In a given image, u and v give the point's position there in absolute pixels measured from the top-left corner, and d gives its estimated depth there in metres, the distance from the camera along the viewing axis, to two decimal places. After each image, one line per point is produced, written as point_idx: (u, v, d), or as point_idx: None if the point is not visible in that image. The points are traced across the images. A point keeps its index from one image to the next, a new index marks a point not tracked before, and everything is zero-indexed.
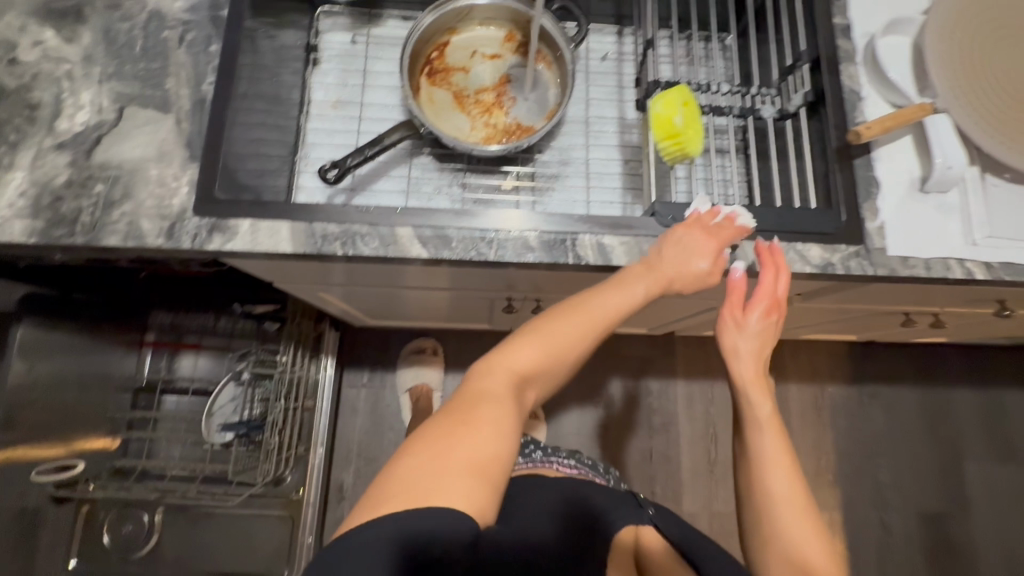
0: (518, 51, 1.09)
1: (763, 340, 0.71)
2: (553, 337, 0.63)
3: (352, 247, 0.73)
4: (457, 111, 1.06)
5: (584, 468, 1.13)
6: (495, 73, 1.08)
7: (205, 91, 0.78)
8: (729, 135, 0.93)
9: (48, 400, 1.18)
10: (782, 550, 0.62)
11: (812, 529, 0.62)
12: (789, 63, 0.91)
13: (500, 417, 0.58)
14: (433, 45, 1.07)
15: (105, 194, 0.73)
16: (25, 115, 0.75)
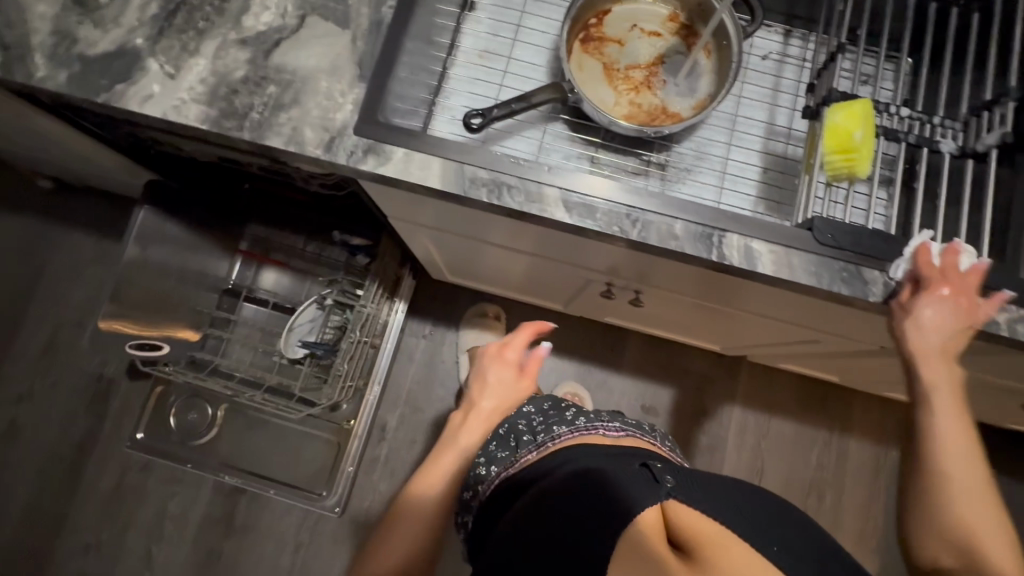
0: (678, 33, 1.04)
1: (948, 333, 0.67)
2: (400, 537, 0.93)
3: (498, 196, 0.73)
4: (605, 84, 1.02)
5: (633, 433, 0.87)
6: (650, 51, 1.04)
7: (384, 13, 0.78)
8: (899, 164, 0.86)
9: (151, 282, 1.23)
10: (947, 523, 0.66)
11: (987, 505, 0.66)
12: (989, 98, 0.83)
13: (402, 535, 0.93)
14: (594, 11, 1.04)
15: (276, 96, 0.74)
16: (216, 5, 0.77)
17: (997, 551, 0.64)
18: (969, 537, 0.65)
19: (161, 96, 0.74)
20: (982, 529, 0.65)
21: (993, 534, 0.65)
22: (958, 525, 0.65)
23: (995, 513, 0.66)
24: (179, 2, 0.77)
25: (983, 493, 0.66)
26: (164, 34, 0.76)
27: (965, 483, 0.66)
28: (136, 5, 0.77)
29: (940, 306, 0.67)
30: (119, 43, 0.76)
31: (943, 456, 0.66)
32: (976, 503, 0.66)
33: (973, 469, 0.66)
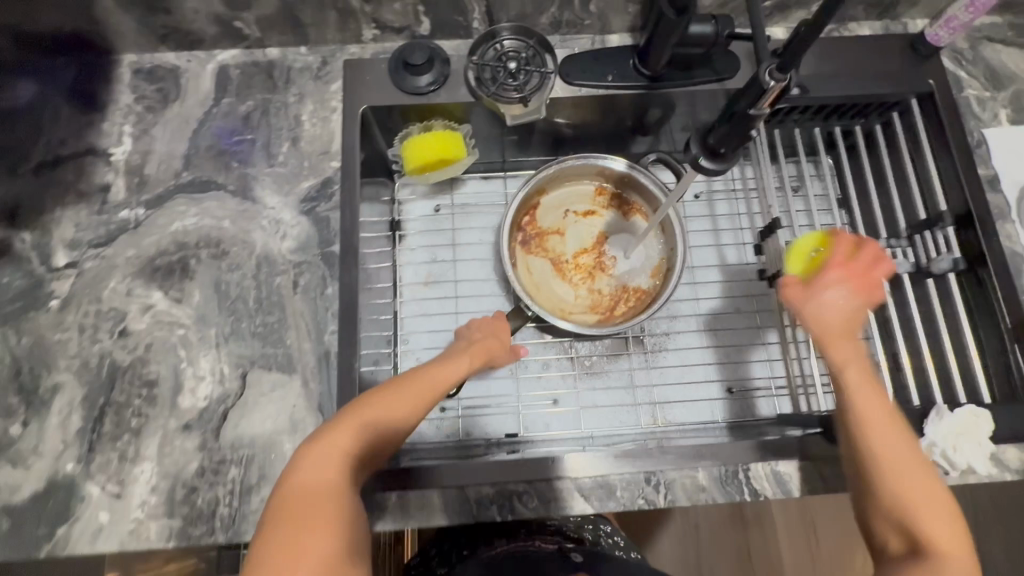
0: (611, 203, 1.03)
1: (854, 308, 0.64)
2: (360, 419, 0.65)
3: (511, 510, 0.68)
4: (560, 280, 1.00)
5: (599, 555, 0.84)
6: (591, 231, 1.02)
7: (329, 342, 0.72)
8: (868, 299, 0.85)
9: None
10: (903, 514, 0.59)
11: (933, 502, 0.59)
12: (924, 218, 0.84)
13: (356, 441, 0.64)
14: (524, 209, 1.01)
15: (241, 479, 0.68)
16: (144, 393, 0.70)
17: (940, 528, 0.58)
18: (918, 519, 0.59)
19: (112, 524, 0.66)
20: (922, 501, 0.59)
21: (935, 519, 0.59)
22: (901, 502, 0.59)
23: (942, 505, 0.59)
24: (104, 403, 0.70)
25: (903, 472, 0.60)
26: (96, 447, 0.68)
27: (898, 462, 0.60)
28: (55, 423, 0.69)
29: (832, 295, 0.64)
30: (47, 476, 0.67)
31: (866, 429, 0.61)
32: (914, 484, 0.60)
33: (909, 447, 0.61)
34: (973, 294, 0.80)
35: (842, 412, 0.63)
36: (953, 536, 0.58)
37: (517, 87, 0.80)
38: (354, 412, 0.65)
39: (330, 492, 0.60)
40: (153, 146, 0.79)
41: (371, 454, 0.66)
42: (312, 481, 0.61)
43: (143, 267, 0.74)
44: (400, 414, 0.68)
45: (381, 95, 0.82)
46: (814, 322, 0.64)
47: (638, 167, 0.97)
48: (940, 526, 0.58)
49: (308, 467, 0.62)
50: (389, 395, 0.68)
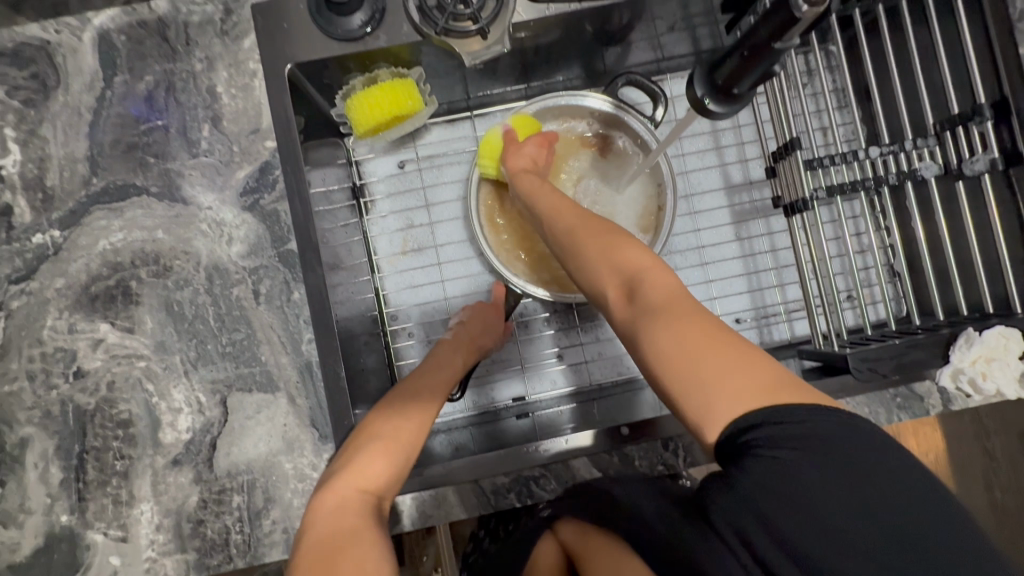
0: (592, 145, 0.89)
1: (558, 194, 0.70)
2: (394, 437, 0.63)
3: (529, 494, 0.67)
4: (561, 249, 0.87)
5: None
6: (570, 183, 0.89)
7: (308, 352, 0.66)
8: (870, 219, 0.83)
9: None
10: (656, 309, 0.54)
11: (664, 285, 0.56)
12: (957, 112, 0.73)
13: (376, 454, 0.60)
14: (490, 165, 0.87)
15: (246, 505, 0.64)
16: (119, 437, 0.65)
17: (679, 302, 0.54)
18: (649, 290, 0.56)
19: (127, 567, 0.64)
20: (654, 287, 0.57)
21: (672, 298, 0.55)
22: (655, 295, 0.56)
23: (684, 293, 0.56)
24: (80, 451, 0.65)
25: (618, 263, 0.60)
26: (86, 495, 0.64)
27: (611, 253, 0.61)
28: (36, 478, 0.64)
29: (517, 147, 0.78)
30: (46, 530, 0.64)
31: (620, 271, 0.60)
32: (654, 276, 0.58)
33: (648, 265, 0.59)
34: (1002, 195, 0.72)
35: (581, 265, 0.63)
36: (674, 309, 0.54)
37: (472, 15, 0.65)
38: (370, 440, 0.61)
39: (364, 529, 0.53)
40: (47, 150, 0.66)
41: (395, 474, 0.61)
42: (338, 524, 0.53)
43: (79, 298, 0.65)
44: (415, 408, 0.67)
45: (306, 47, 0.66)
46: (515, 169, 0.77)
47: (621, 104, 0.83)
48: (683, 303, 0.54)
49: (332, 513, 0.54)
50: (401, 417, 0.65)
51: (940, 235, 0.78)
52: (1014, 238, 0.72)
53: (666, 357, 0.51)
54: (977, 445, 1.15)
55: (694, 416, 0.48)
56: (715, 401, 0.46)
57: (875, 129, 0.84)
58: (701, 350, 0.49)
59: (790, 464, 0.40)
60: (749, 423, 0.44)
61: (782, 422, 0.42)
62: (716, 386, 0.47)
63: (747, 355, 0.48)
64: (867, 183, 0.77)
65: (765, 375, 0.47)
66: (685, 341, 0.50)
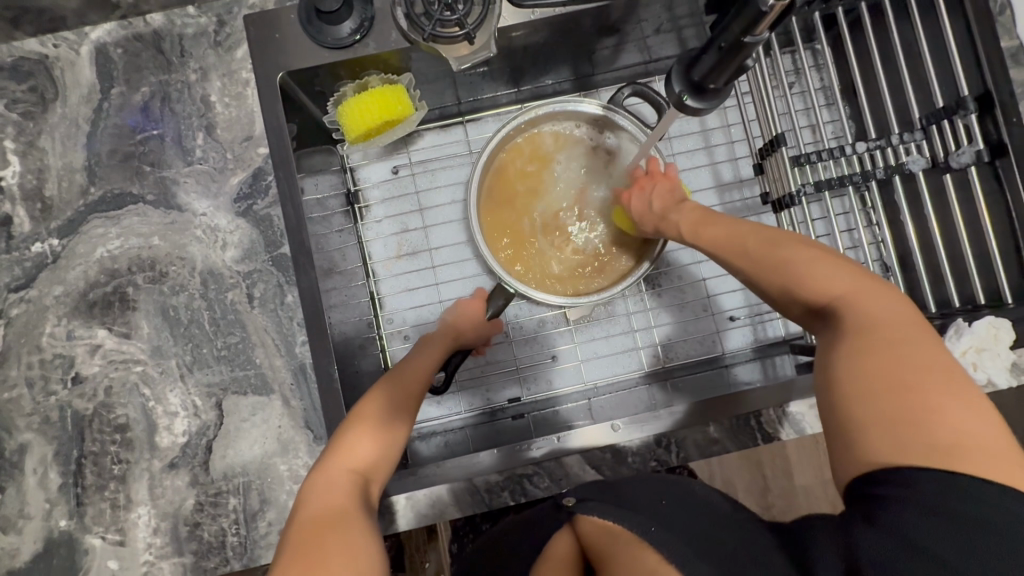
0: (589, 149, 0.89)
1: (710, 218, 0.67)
2: (384, 423, 0.63)
3: (523, 492, 0.67)
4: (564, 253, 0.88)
5: None
6: (568, 188, 0.89)
7: (302, 354, 0.67)
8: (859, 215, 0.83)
9: None
10: (856, 331, 0.48)
11: (879, 315, 0.49)
12: (941, 105, 0.74)
13: (367, 439, 0.60)
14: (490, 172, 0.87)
15: (242, 507, 0.65)
16: (117, 441, 0.66)
17: (894, 333, 0.46)
18: (850, 316, 0.50)
19: (125, 571, 0.64)
20: (868, 312, 0.49)
21: (886, 324, 0.48)
22: (854, 319, 0.49)
23: (909, 326, 0.47)
24: (78, 456, 0.65)
25: (809, 281, 0.54)
26: (84, 499, 0.65)
27: (805, 271, 0.54)
28: (35, 483, 0.65)
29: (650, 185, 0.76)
30: (45, 535, 0.65)
31: (811, 286, 0.54)
32: (861, 302, 0.50)
33: (848, 287, 0.52)
34: (988, 187, 0.73)
35: (764, 266, 0.58)
36: (871, 338, 0.47)
37: (458, 21, 0.66)
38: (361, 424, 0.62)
39: (354, 510, 0.53)
40: (46, 161, 0.68)
41: (384, 459, 0.61)
42: (329, 505, 0.53)
43: (76, 305, 0.66)
44: (406, 397, 0.67)
45: (298, 56, 0.68)
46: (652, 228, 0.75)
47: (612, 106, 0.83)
48: (896, 333, 0.46)
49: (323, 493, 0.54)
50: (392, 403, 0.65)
51: (929, 228, 0.79)
52: (1002, 229, 0.72)
53: (835, 386, 0.46)
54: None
55: (845, 447, 0.44)
56: (873, 442, 0.42)
57: (862, 125, 0.85)
58: (880, 389, 0.43)
59: (894, 512, 0.39)
60: (897, 472, 0.40)
61: (930, 483, 0.39)
62: (881, 435, 0.42)
63: (953, 412, 0.41)
64: (854, 178, 0.77)
65: (963, 441, 0.40)
66: (872, 380, 0.44)
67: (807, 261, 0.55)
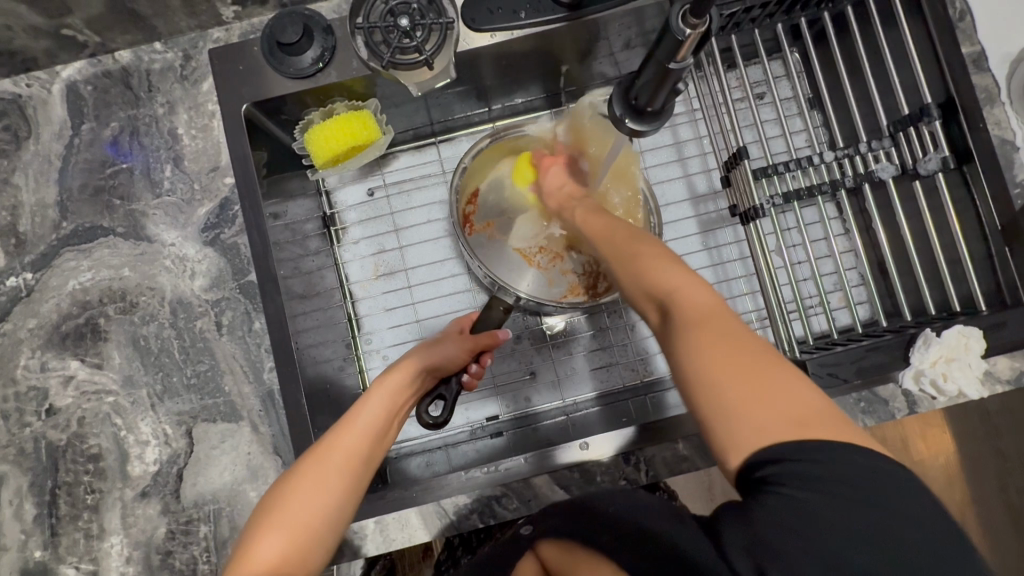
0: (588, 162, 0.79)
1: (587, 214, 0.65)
2: (291, 498, 0.49)
3: (492, 514, 0.67)
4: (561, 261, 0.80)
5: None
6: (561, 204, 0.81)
7: (270, 380, 0.67)
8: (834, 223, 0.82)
9: None
10: (692, 319, 0.45)
11: (705, 299, 0.47)
12: (907, 113, 0.73)
13: (288, 517, 0.48)
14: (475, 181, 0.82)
15: (213, 534, 0.65)
16: (90, 471, 0.66)
17: (719, 319, 0.45)
18: (685, 303, 0.47)
19: None
20: (694, 298, 0.47)
21: (713, 309, 0.46)
22: (685, 306, 0.47)
23: (724, 307, 0.46)
24: (52, 486, 0.66)
25: (654, 278, 0.50)
26: (59, 530, 0.66)
27: (646, 268, 0.51)
28: (9, 515, 0.66)
29: (545, 168, 0.76)
30: (20, 566, 0.65)
31: (644, 278, 0.51)
32: (689, 291, 0.48)
33: (682, 273, 0.49)
34: (958, 194, 0.72)
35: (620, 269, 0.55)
36: (714, 325, 0.44)
37: (416, 48, 0.68)
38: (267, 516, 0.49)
39: None
40: (20, 197, 0.69)
41: (310, 545, 0.48)
42: None
43: (50, 337, 0.68)
44: (317, 457, 0.52)
45: (262, 87, 0.70)
46: (556, 204, 0.73)
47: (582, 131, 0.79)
48: (722, 321, 0.45)
49: None
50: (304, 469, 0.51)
51: (901, 236, 0.78)
52: (972, 236, 0.71)
53: (696, 380, 0.43)
54: (988, 445, 1.04)
55: (720, 443, 0.41)
56: (744, 434, 0.39)
57: (832, 134, 0.85)
58: (736, 378, 0.41)
59: (798, 493, 0.36)
60: (779, 455, 0.38)
61: (813, 457, 0.37)
62: (748, 422, 0.40)
63: (788, 386, 0.40)
64: (823, 188, 0.77)
65: (807, 408, 0.40)
66: (721, 369, 0.42)
67: (647, 253, 0.53)
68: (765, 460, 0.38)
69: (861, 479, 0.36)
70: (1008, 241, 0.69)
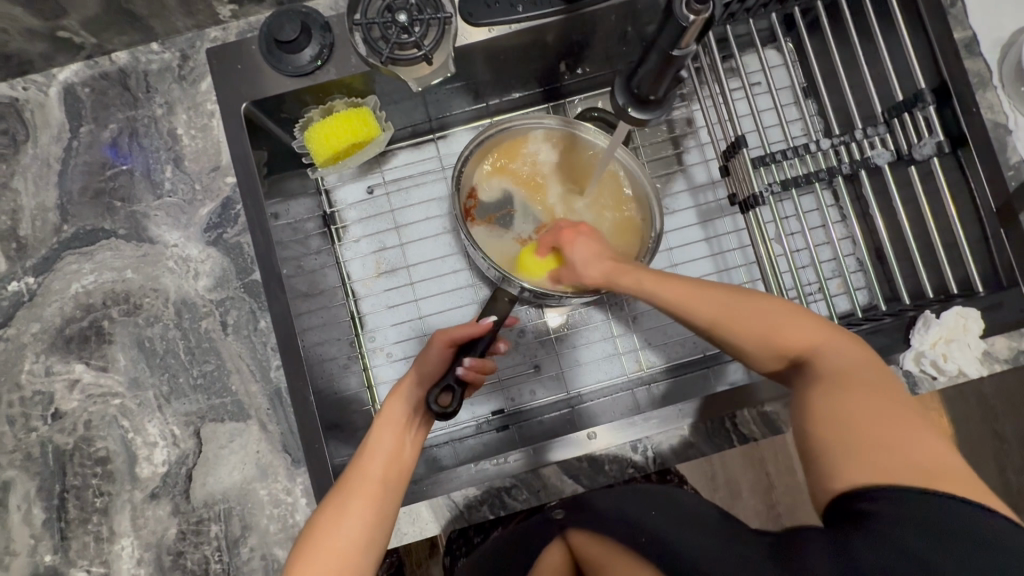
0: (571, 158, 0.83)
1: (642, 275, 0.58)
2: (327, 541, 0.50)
3: (502, 505, 0.68)
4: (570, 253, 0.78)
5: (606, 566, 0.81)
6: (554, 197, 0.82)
7: (277, 379, 0.67)
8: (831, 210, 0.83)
9: None
10: (834, 377, 0.49)
11: (845, 362, 0.50)
12: (901, 99, 0.74)
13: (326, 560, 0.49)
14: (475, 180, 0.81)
15: (224, 534, 0.65)
16: (98, 474, 0.66)
17: (863, 377, 0.48)
18: (826, 362, 0.50)
19: None
20: (835, 360, 0.50)
21: (855, 369, 0.49)
22: (831, 368, 0.50)
23: (879, 371, 0.49)
24: (61, 490, 0.66)
25: (780, 330, 0.52)
26: (68, 534, 0.66)
27: (773, 321, 0.53)
28: (18, 520, 0.66)
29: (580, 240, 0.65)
30: (30, 571, 0.65)
31: (776, 335, 0.53)
32: (829, 353, 0.51)
33: (817, 332, 0.52)
34: (954, 178, 0.73)
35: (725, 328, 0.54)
36: (860, 384, 0.48)
37: (415, 43, 0.68)
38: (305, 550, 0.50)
39: None
40: (19, 201, 0.69)
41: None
42: None
43: (53, 341, 0.67)
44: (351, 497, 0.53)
45: (261, 86, 0.69)
46: (598, 277, 0.63)
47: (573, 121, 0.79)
48: (865, 382, 0.48)
49: None
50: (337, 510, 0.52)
51: (898, 221, 0.79)
52: (967, 219, 0.73)
53: (830, 425, 0.46)
54: (986, 427, 1.05)
55: (834, 481, 0.45)
56: (861, 473, 0.43)
57: (828, 122, 0.86)
58: (870, 429, 0.45)
59: (901, 529, 0.40)
60: (885, 496, 0.42)
61: (932, 509, 0.40)
62: (873, 470, 0.43)
63: (929, 447, 0.43)
64: (821, 175, 0.77)
65: (940, 467, 0.43)
66: (858, 424, 0.45)
67: (771, 305, 0.54)
68: (878, 500, 0.42)
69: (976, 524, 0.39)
70: (1002, 223, 0.70)
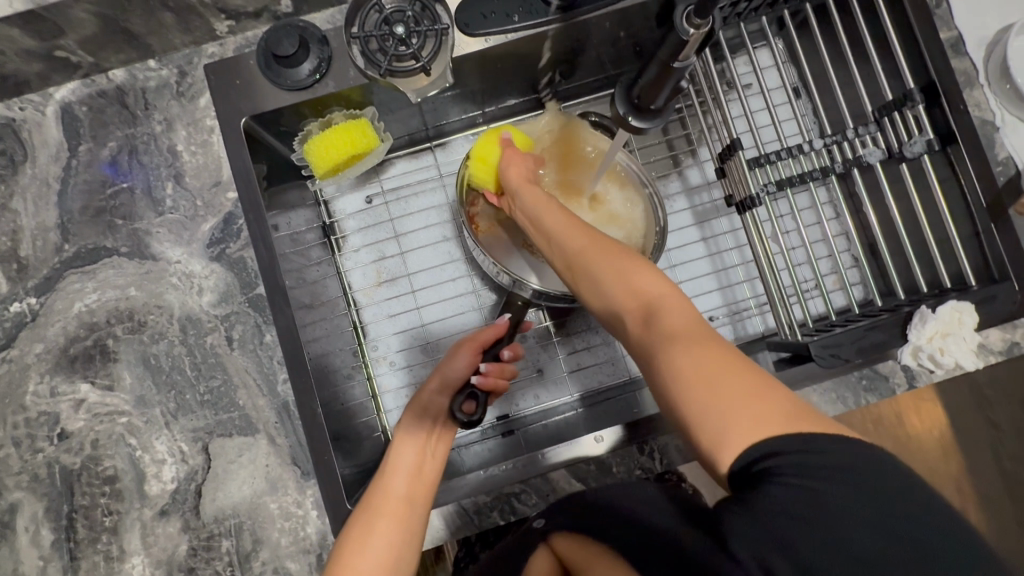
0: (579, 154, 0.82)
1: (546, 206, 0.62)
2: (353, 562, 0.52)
3: (512, 510, 0.68)
4: None
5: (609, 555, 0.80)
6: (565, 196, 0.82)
7: (284, 392, 0.67)
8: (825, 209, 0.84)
9: None
10: (671, 329, 0.48)
11: (684, 313, 0.49)
12: (892, 99, 0.75)
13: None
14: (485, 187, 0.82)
15: (235, 548, 0.65)
16: (106, 493, 0.66)
17: (697, 328, 0.48)
18: (666, 317, 0.49)
19: None
20: (675, 315, 0.49)
21: (688, 316, 0.49)
22: (669, 321, 0.49)
23: (700, 319, 0.49)
24: (69, 511, 0.66)
25: (629, 283, 0.52)
26: (78, 554, 0.65)
27: (622, 274, 0.53)
28: (26, 541, 0.65)
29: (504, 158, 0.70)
30: None
31: (624, 294, 0.52)
32: (664, 302, 0.50)
33: (657, 286, 0.52)
34: (944, 175, 0.75)
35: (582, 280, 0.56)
36: (694, 334, 0.47)
37: (413, 55, 0.68)
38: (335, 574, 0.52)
39: None
40: (19, 222, 0.69)
41: None
42: None
43: (58, 361, 0.67)
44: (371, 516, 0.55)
45: (260, 100, 0.70)
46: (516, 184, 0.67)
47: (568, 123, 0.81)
48: (699, 335, 0.47)
49: None
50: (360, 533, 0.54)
51: (891, 217, 0.81)
52: (958, 215, 0.74)
53: (679, 379, 0.45)
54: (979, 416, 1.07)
55: (711, 443, 0.43)
56: (728, 431, 0.42)
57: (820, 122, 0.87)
58: (716, 376, 0.44)
59: (789, 475, 0.38)
60: (768, 452, 0.40)
61: (795, 445, 0.39)
62: (728, 415, 0.42)
63: (770, 390, 0.43)
64: (815, 174, 0.78)
65: (788, 409, 0.42)
66: (702, 370, 0.44)
67: (614, 262, 0.54)
68: (762, 455, 0.40)
69: (852, 459, 0.38)
70: (992, 218, 0.72)
